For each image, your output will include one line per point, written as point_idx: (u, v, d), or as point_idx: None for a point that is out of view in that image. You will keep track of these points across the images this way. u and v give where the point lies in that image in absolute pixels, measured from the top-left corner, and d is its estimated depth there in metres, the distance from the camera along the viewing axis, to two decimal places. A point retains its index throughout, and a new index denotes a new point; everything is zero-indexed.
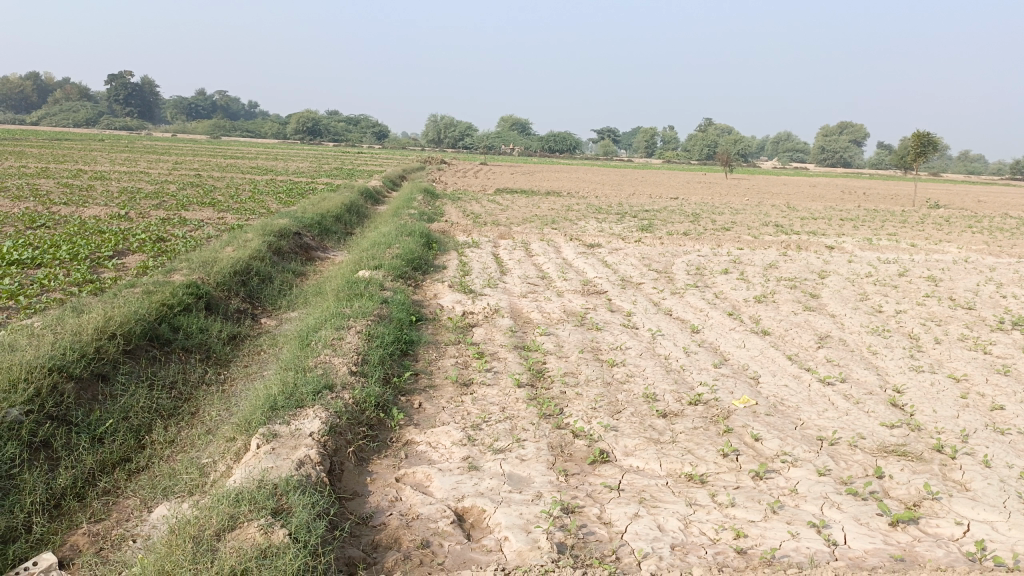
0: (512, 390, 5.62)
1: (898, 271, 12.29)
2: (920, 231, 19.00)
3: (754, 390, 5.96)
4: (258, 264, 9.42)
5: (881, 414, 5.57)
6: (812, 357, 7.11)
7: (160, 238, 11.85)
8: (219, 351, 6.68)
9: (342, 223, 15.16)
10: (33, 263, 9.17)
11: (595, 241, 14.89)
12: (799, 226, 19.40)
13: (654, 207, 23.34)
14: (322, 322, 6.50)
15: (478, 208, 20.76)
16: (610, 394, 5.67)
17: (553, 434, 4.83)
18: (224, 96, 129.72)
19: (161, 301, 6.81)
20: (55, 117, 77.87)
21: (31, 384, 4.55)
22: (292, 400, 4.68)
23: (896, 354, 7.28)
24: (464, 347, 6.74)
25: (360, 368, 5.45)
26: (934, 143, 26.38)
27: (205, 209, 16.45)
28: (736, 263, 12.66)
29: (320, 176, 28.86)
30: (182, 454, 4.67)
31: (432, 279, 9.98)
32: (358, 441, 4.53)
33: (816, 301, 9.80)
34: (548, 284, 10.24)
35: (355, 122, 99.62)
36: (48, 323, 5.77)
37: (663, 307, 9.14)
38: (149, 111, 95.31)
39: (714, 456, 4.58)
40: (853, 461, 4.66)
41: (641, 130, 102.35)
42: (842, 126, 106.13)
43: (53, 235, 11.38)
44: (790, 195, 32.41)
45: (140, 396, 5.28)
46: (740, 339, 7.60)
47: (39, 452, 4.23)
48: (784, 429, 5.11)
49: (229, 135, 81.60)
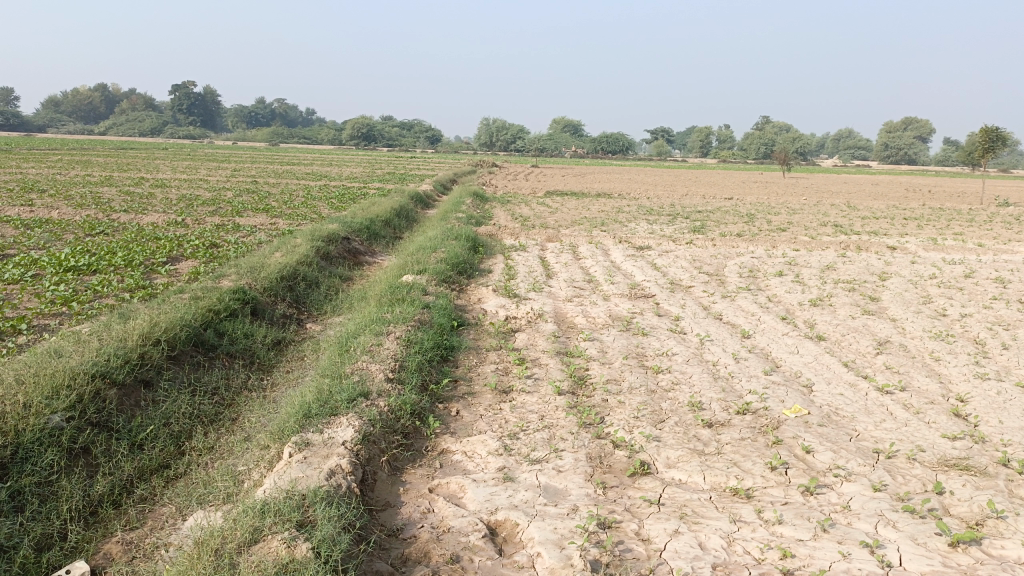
0: (552, 398, 5.49)
1: (964, 272, 11.76)
2: (988, 230, 18.21)
3: (806, 399, 5.70)
4: (305, 269, 9.49)
5: (943, 425, 5.27)
6: (870, 363, 6.80)
7: (212, 244, 12.08)
8: (263, 357, 6.72)
9: (391, 228, 15.22)
10: (89, 269, 9.41)
11: (644, 243, 14.65)
12: (860, 226, 18.79)
13: (707, 208, 22.91)
14: (362, 328, 6.47)
15: (527, 211, 20.71)
16: (654, 402, 5.49)
17: (592, 444, 4.69)
18: (283, 104, 132.51)
19: (207, 306, 6.88)
20: (122, 127, 80.75)
21: (74, 391, 4.60)
22: (326, 408, 4.64)
23: (960, 361, 6.92)
24: (505, 353, 6.63)
25: (396, 375, 5.39)
26: (1004, 138, 25.28)
27: (259, 215, 16.75)
28: (792, 265, 12.29)
29: (372, 180, 29.24)
30: (219, 461, 4.68)
31: (477, 283, 9.92)
32: (392, 450, 4.46)
33: (875, 305, 9.41)
34: (595, 288, 10.08)
35: (408, 127, 100.65)
36: (96, 330, 5.86)
37: (712, 311, 8.89)
38: (211, 120, 98.15)
39: (762, 469, 4.37)
40: (911, 476, 4.40)
41: (696, 129, 101.19)
42: (906, 123, 103.14)
43: (111, 242, 11.70)
44: (850, 194, 31.53)
45: (182, 402, 5.32)
46: (793, 345, 7.32)
47: (79, 458, 4.28)
48: (837, 441, 4.86)
49: (285, 142, 83.49)
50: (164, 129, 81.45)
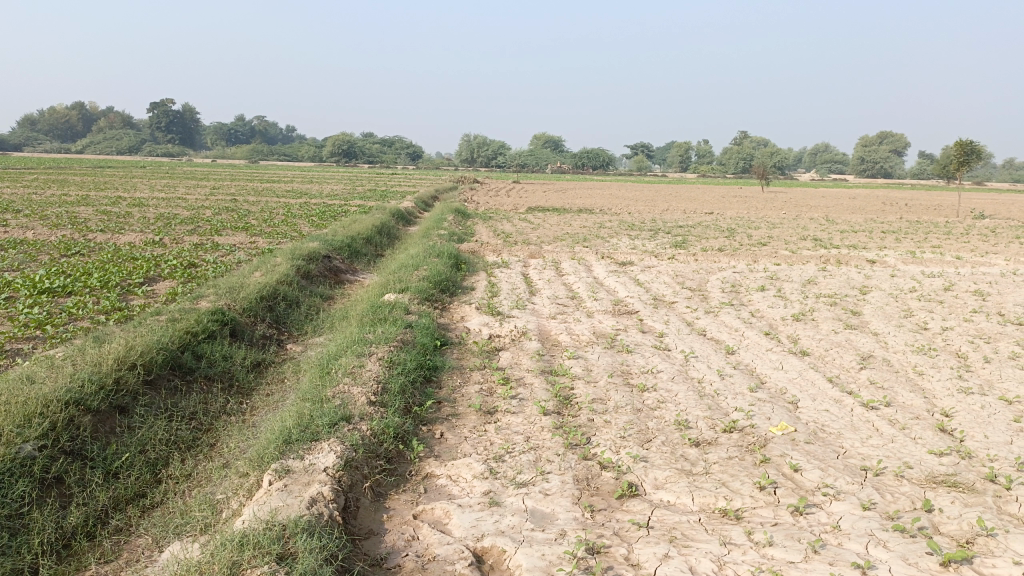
0: (537, 418, 5.42)
1: (943, 286, 11.85)
2: (965, 243, 18.41)
3: (793, 416, 5.67)
4: (285, 289, 9.38)
5: (929, 441, 5.26)
6: (854, 379, 6.79)
7: (191, 264, 11.92)
8: (242, 380, 6.60)
9: (372, 245, 15.14)
10: (64, 291, 9.24)
11: (627, 259, 14.65)
12: (839, 240, 18.92)
13: (688, 223, 23.00)
14: (344, 349, 6.37)
15: (509, 227, 20.68)
16: (640, 421, 5.43)
17: (579, 466, 4.62)
18: (262, 121, 132.13)
19: (185, 328, 6.76)
20: (99, 145, 80.12)
21: (47, 419, 4.47)
22: (307, 433, 4.54)
23: (944, 375, 6.93)
24: (489, 373, 6.56)
25: (379, 398, 5.29)
26: (978, 151, 25.65)
27: (238, 234, 16.59)
28: (773, 279, 12.33)
29: (352, 197, 29.15)
30: (198, 489, 4.56)
31: (459, 301, 9.85)
32: (376, 475, 4.37)
33: (857, 319, 9.44)
34: (578, 305, 10.04)
35: (389, 143, 100.61)
36: (70, 354, 5.73)
37: (696, 327, 8.87)
38: (190, 137, 97.57)
39: (750, 489, 4.32)
40: (900, 493, 4.37)
41: (676, 145, 101.99)
42: (881, 137, 104.64)
43: (87, 262, 11.50)
44: (829, 208, 31.81)
45: (159, 428, 5.19)
46: (778, 360, 7.31)
47: (52, 489, 4.14)
48: (825, 459, 4.83)
49: (265, 159, 83.14)
50: (142, 147, 80.89)
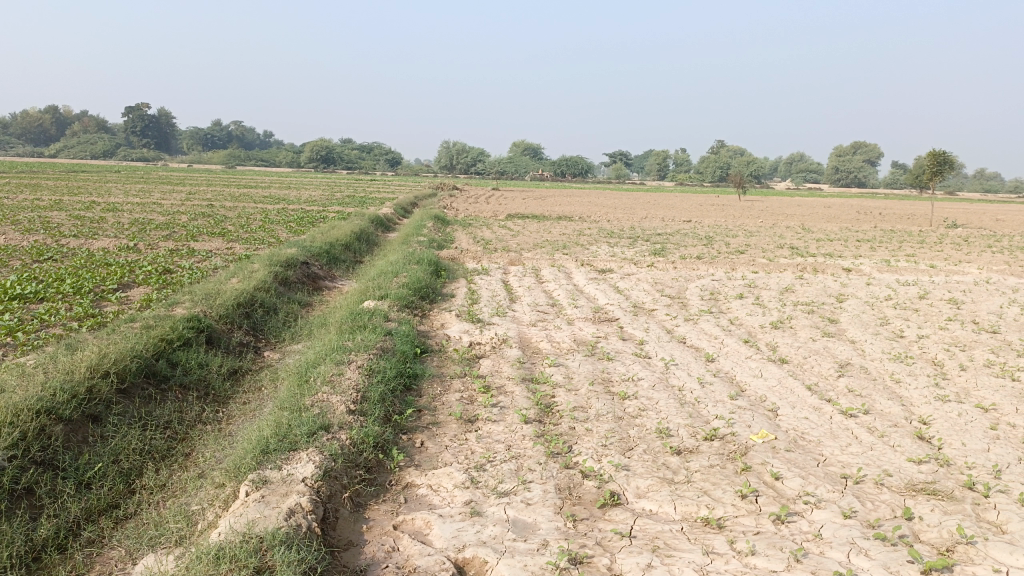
0: (518, 427, 5.38)
1: (919, 294, 11.99)
2: (938, 251, 18.66)
3: (773, 424, 5.68)
4: (263, 295, 9.28)
5: (908, 448, 5.29)
6: (833, 386, 6.82)
7: (166, 270, 11.75)
8: (218, 388, 6.49)
9: (351, 252, 15.04)
10: (35, 297, 9.07)
11: (606, 266, 14.67)
12: (815, 248, 19.10)
13: (667, 231, 23.11)
14: (322, 357, 6.30)
15: (489, 234, 20.68)
16: (621, 429, 5.41)
17: (561, 475, 4.59)
18: (240, 126, 131.15)
19: (160, 336, 6.65)
20: (72, 149, 79.09)
21: (16, 428, 4.36)
22: (285, 443, 4.47)
23: (921, 383, 6.99)
24: (470, 381, 6.52)
25: (358, 407, 5.22)
26: (950, 162, 26.04)
27: (215, 239, 16.40)
28: (752, 287, 12.40)
29: (331, 203, 28.96)
30: (172, 500, 4.47)
31: (439, 308, 9.80)
32: (355, 485, 4.31)
33: (834, 326, 9.51)
34: (558, 312, 10.03)
35: (368, 150, 100.31)
36: (41, 362, 5.60)
37: (676, 334, 8.89)
38: (166, 142, 96.60)
39: (732, 497, 4.32)
40: (880, 501, 4.38)
41: (654, 153, 102.65)
42: (855, 146, 106.07)
43: (59, 268, 11.30)
44: (805, 217, 32.15)
45: (133, 437, 5.09)
46: (757, 368, 7.34)
47: (21, 500, 4.04)
48: (806, 466, 4.84)
49: (243, 165, 82.48)
50: (117, 151, 79.94)
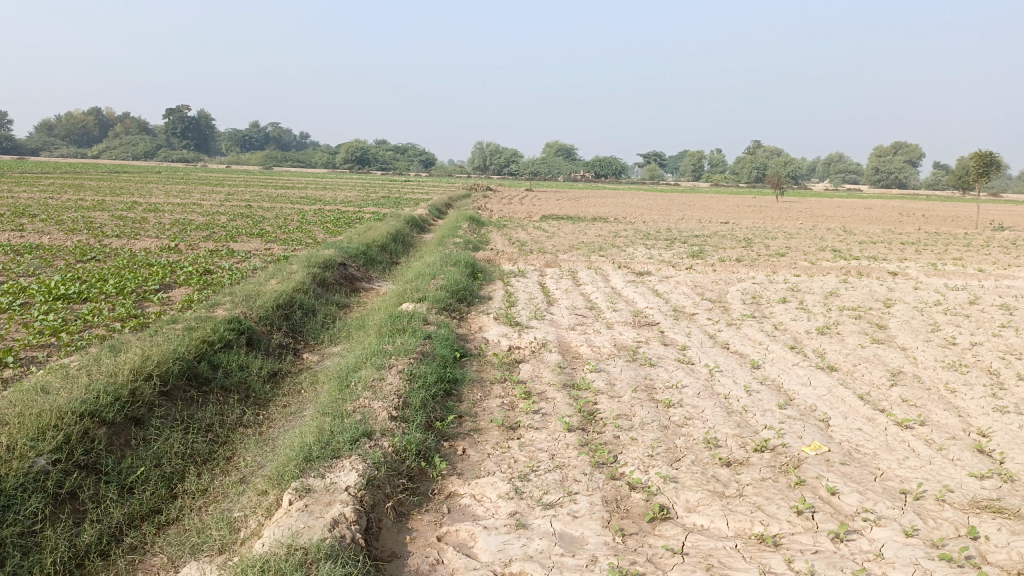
0: (561, 435, 5.26)
1: (969, 299, 11.61)
2: (986, 255, 18.11)
3: (825, 435, 5.49)
4: (302, 297, 9.27)
5: (968, 462, 5.06)
6: (886, 396, 6.58)
7: (206, 270, 11.84)
8: (259, 390, 6.47)
9: (387, 253, 15.04)
10: (79, 297, 9.17)
11: (644, 269, 14.47)
12: (858, 251, 18.67)
13: (704, 233, 22.75)
14: (363, 361, 6.23)
15: (524, 235, 20.55)
16: (667, 439, 5.26)
17: (607, 486, 4.46)
18: (276, 128, 132.63)
19: (201, 337, 6.65)
20: (114, 151, 80.81)
21: (61, 431, 4.36)
22: (328, 450, 4.40)
23: (977, 393, 6.72)
24: (510, 386, 6.40)
25: (400, 413, 5.14)
26: (998, 162, 25.24)
27: (254, 240, 16.52)
28: (794, 291, 12.12)
29: (366, 204, 29.14)
30: (214, 506, 4.44)
31: (477, 311, 9.70)
32: (398, 495, 4.23)
33: (883, 333, 9.22)
34: (597, 315, 9.88)
35: (402, 151, 100.92)
36: (85, 364, 5.62)
37: (719, 340, 8.69)
38: (205, 144, 98.14)
39: (787, 513, 4.15)
40: (943, 519, 4.18)
41: (688, 154, 101.75)
42: (896, 146, 104.08)
43: (102, 269, 11.44)
44: (845, 218, 31.55)
45: (175, 440, 5.08)
46: (805, 376, 7.12)
47: (65, 505, 4.03)
48: (862, 481, 4.65)
49: (279, 166, 83.45)
50: (157, 152, 81.36)
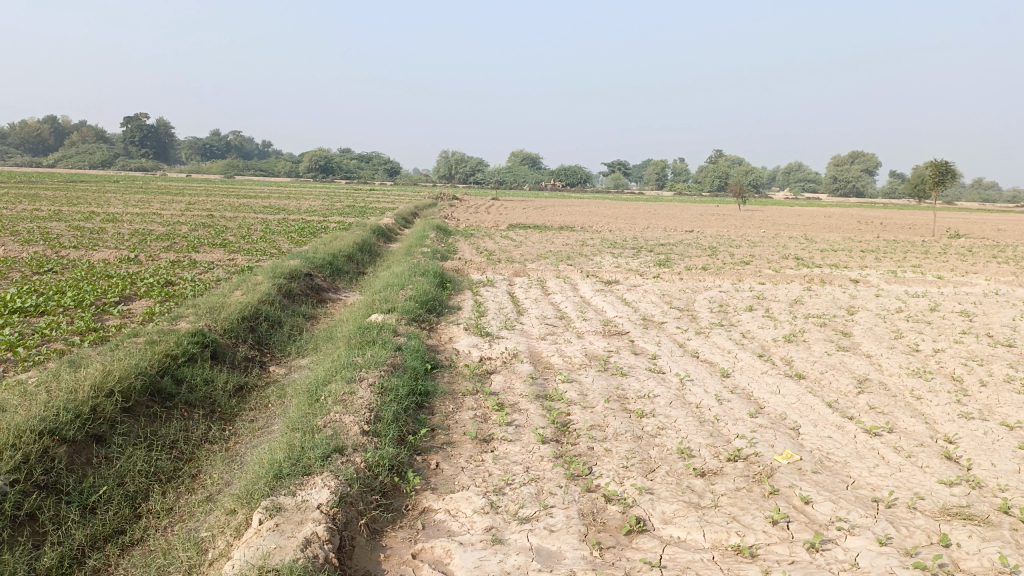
0: (535, 447, 5.21)
1: (930, 306, 11.84)
2: (944, 262, 18.53)
3: (796, 443, 5.52)
4: (267, 308, 9.12)
5: (937, 469, 5.13)
6: (853, 404, 6.66)
7: (168, 281, 11.60)
8: (224, 405, 6.33)
9: (354, 263, 14.89)
10: (36, 310, 8.92)
11: (612, 278, 14.52)
12: (820, 259, 18.97)
13: (670, 241, 22.93)
14: (332, 374, 6.13)
15: (492, 245, 20.50)
16: (641, 450, 5.25)
17: (583, 499, 4.43)
18: (237, 136, 131.03)
19: (164, 351, 6.49)
20: (71, 159, 79.12)
21: (18, 451, 4.21)
22: (298, 467, 4.30)
23: (942, 399, 6.83)
24: (483, 398, 6.34)
25: (372, 427, 5.06)
26: (953, 172, 25.87)
27: (217, 250, 16.23)
28: (761, 299, 12.26)
29: (331, 213, 28.91)
30: (180, 525, 4.31)
31: (446, 321, 9.64)
32: (371, 511, 4.15)
33: (848, 340, 9.35)
34: (567, 325, 9.87)
35: (367, 160, 100.36)
36: (43, 380, 5.44)
37: (688, 348, 8.73)
38: (165, 152, 96.47)
39: (763, 523, 4.15)
40: (915, 527, 4.22)
41: (652, 164, 102.78)
42: (854, 156, 106.27)
43: (59, 280, 11.13)
44: (807, 226, 32.09)
45: (138, 458, 4.93)
46: (775, 384, 7.17)
47: (24, 527, 3.88)
48: (835, 490, 4.68)
49: (241, 174, 82.40)
50: (116, 161, 79.83)
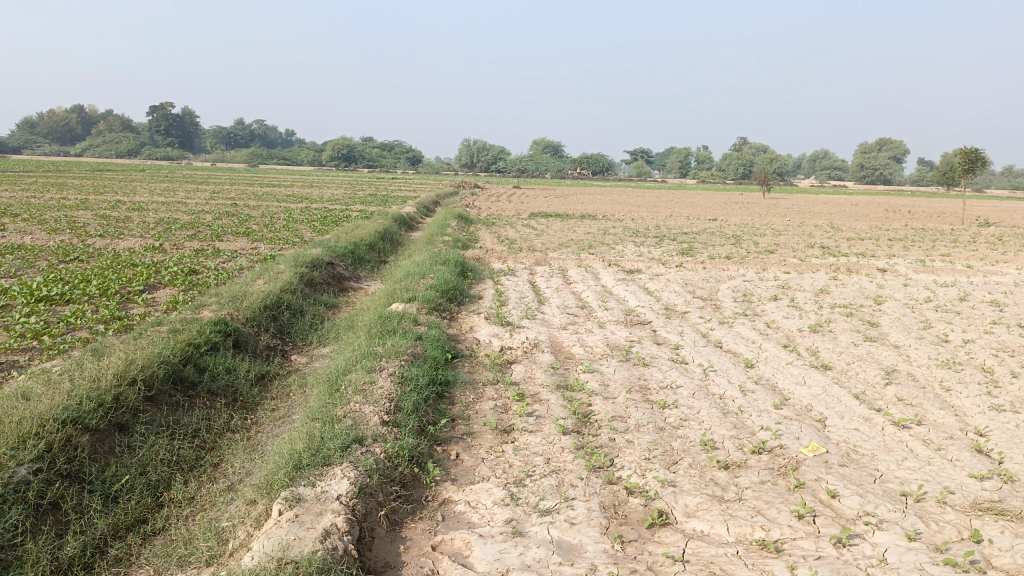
0: (556, 438, 5.16)
1: (959, 295, 11.60)
2: (974, 251, 18.17)
3: (822, 436, 5.43)
4: (289, 297, 9.13)
5: (968, 463, 5.01)
6: (881, 395, 6.53)
7: (192, 270, 11.67)
8: (246, 394, 6.34)
9: (376, 252, 14.90)
10: (62, 299, 9.01)
11: (634, 267, 14.39)
12: (846, 247, 18.69)
13: (693, 230, 22.69)
14: (353, 364, 6.11)
15: (513, 233, 20.41)
16: (663, 441, 5.18)
17: (605, 491, 4.37)
18: (260, 125, 131.72)
19: (186, 340, 6.52)
20: (98, 149, 80.02)
21: (42, 440, 4.24)
22: (318, 458, 4.28)
23: (972, 391, 6.69)
24: (503, 388, 6.30)
25: (392, 418, 5.03)
26: (983, 159, 25.30)
27: (240, 239, 16.31)
28: (785, 288, 12.09)
29: (353, 202, 28.97)
30: (201, 515, 4.32)
31: (467, 310, 9.60)
32: (391, 502, 4.13)
33: (875, 331, 9.19)
34: (589, 314, 9.79)
35: (389, 148, 100.53)
36: (67, 369, 5.48)
37: (712, 338, 8.62)
38: (190, 142, 97.29)
39: (788, 518, 4.07)
40: (946, 522, 4.12)
41: (675, 152, 101.88)
42: (881, 142, 104.75)
43: (85, 269, 11.25)
44: (832, 214, 31.64)
45: (160, 447, 4.95)
46: (800, 375, 7.06)
47: (47, 516, 3.90)
48: (862, 484, 4.59)
49: (264, 164, 82.86)
50: (142, 151, 80.59)
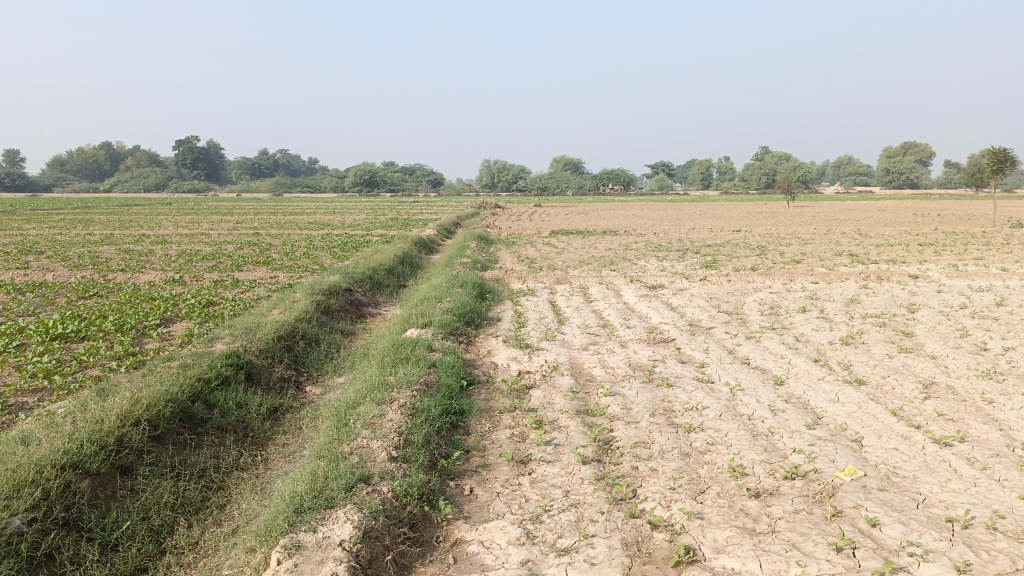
0: (576, 468, 4.91)
1: (996, 301, 11.17)
2: (1007, 253, 17.63)
3: (859, 458, 5.11)
4: (304, 326, 8.99)
5: (1018, 483, 4.66)
6: (920, 411, 6.18)
7: (209, 302, 11.59)
8: (258, 429, 6.17)
9: (395, 276, 14.78)
10: (77, 336, 8.94)
11: (657, 282, 14.10)
12: (875, 254, 18.22)
13: (716, 242, 22.30)
14: (363, 396, 5.91)
15: (534, 252, 20.23)
16: (690, 469, 4.90)
17: (627, 526, 4.11)
18: (285, 155, 133.87)
19: (196, 375, 6.36)
20: (125, 184, 81.46)
21: (39, 487, 4.08)
22: (320, 500, 4.08)
23: (1017, 403, 6.32)
24: (521, 416, 6.06)
25: (402, 452, 4.82)
26: (1013, 158, 24.64)
27: (259, 268, 16.28)
28: (814, 299, 11.73)
29: (376, 227, 28.99)
30: (204, 562, 4.13)
31: (485, 334, 9.38)
32: (399, 546, 3.92)
33: (909, 341, 8.81)
34: (610, 334, 9.53)
35: (410, 172, 101.22)
36: (72, 410, 5.34)
37: (739, 355, 8.31)
38: (215, 173, 98.68)
39: (826, 551, 3.78)
40: (998, 550, 3.79)
41: (696, 164, 101.40)
42: (906, 148, 103.45)
43: (103, 304, 11.23)
44: (859, 221, 31.03)
45: (165, 490, 4.77)
46: (833, 391, 6.73)
47: (41, 569, 3.74)
48: (904, 510, 4.27)
49: (287, 192, 83.74)
50: (168, 184, 81.95)
